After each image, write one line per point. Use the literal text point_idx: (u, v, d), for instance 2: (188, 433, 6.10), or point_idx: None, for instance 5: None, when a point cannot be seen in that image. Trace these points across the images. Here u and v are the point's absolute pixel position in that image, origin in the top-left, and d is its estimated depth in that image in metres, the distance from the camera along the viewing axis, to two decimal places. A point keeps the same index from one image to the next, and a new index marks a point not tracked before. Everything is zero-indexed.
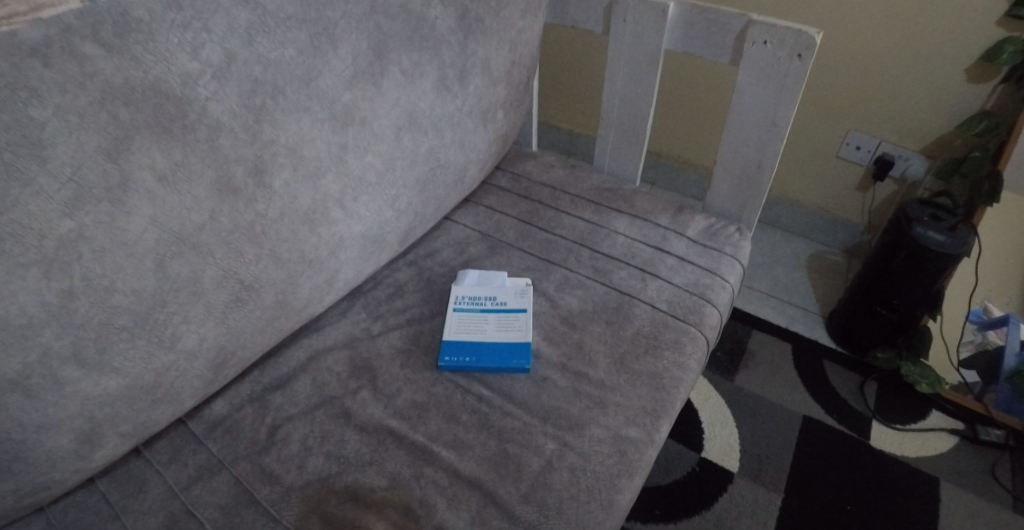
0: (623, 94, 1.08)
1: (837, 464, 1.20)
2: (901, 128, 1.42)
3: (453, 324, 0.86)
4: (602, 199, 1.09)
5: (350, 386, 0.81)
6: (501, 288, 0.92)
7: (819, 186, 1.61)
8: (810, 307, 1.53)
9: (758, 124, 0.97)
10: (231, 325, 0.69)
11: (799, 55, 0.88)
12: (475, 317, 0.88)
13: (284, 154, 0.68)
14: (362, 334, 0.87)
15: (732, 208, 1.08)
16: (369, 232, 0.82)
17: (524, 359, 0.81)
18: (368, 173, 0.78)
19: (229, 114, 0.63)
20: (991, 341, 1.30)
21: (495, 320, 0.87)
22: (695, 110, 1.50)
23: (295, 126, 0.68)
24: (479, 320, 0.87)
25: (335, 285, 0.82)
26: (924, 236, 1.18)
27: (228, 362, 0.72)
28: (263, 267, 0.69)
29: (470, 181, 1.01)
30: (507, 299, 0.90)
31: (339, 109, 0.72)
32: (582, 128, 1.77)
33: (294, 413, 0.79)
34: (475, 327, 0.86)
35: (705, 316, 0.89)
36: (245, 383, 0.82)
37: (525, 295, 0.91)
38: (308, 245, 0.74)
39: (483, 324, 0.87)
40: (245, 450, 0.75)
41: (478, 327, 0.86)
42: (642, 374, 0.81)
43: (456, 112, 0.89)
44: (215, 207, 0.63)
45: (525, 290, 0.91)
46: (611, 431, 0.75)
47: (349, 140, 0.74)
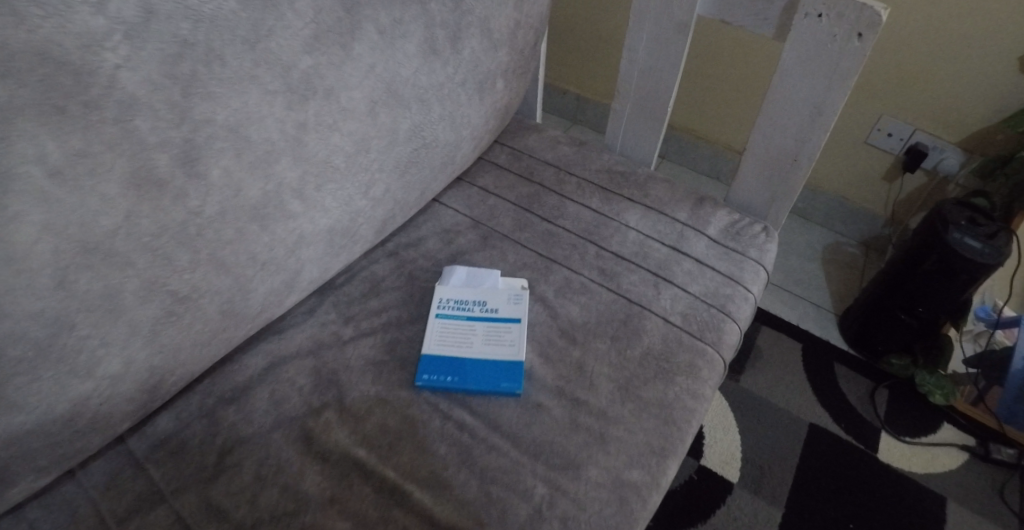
0: (644, 65, 0.93)
1: (843, 477, 1.13)
2: (940, 118, 1.28)
3: (435, 334, 0.76)
4: (612, 184, 0.95)
5: (314, 404, 0.70)
6: (492, 292, 0.80)
7: (843, 172, 1.48)
8: (823, 302, 1.43)
9: (801, 112, 0.83)
10: (164, 342, 0.58)
11: (860, 34, 0.74)
12: (461, 326, 0.77)
13: (223, 135, 0.54)
14: (330, 340, 0.76)
15: (758, 202, 0.95)
16: (337, 225, 0.69)
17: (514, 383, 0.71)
18: (334, 157, 0.64)
19: (147, 86, 0.49)
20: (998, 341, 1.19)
21: (483, 332, 0.77)
22: (726, 83, 1.34)
23: (238, 100, 0.54)
24: (466, 330, 0.77)
25: (298, 287, 0.70)
26: (959, 242, 1.07)
27: (165, 381, 0.61)
28: (202, 275, 0.57)
29: (462, 161, 0.87)
30: (499, 306, 0.79)
31: (296, 78, 0.58)
32: (593, 94, 1.61)
33: (249, 434, 0.68)
34: (461, 339, 0.76)
35: (724, 334, 0.78)
36: (195, 393, 0.72)
37: (519, 301, 0.79)
38: (261, 247, 0.61)
39: (471, 336, 0.77)
40: (191, 477, 0.66)
41: (463, 339, 0.76)
42: (649, 404, 0.70)
43: (446, 82, 0.74)
44: (132, 207, 0.50)
45: (521, 295, 0.80)
46: (610, 473, 0.65)
47: (310, 117, 0.60)
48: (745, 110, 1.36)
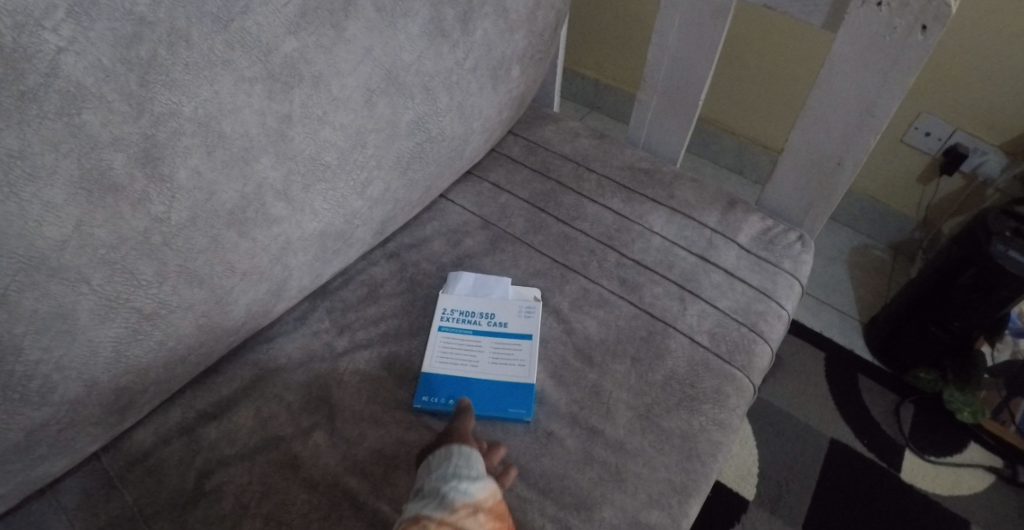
0: (674, 53, 0.84)
1: (864, 497, 1.07)
2: (985, 117, 1.18)
3: (437, 350, 0.69)
4: (635, 182, 0.87)
5: (302, 424, 0.64)
6: (501, 304, 0.74)
7: (876, 172, 1.38)
8: (848, 307, 1.36)
9: (849, 112, 0.75)
10: (130, 361, 0.52)
11: (925, 27, 0.65)
12: (467, 341, 0.71)
13: (190, 131, 0.48)
14: (323, 351, 0.70)
15: (795, 208, 0.87)
16: (330, 229, 0.62)
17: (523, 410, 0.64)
18: (325, 153, 0.57)
19: (97, 73, 0.42)
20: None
21: (491, 348, 0.70)
22: (763, 76, 1.25)
23: (208, 89, 0.47)
24: (471, 346, 0.70)
25: (285, 295, 0.63)
26: (1002, 255, 0.98)
27: (135, 400, 0.56)
28: (170, 289, 0.51)
29: (472, 155, 0.79)
30: (508, 320, 0.72)
31: (278, 64, 0.51)
32: (614, 80, 1.52)
33: (231, 456, 0.62)
34: (465, 357, 0.69)
35: (754, 356, 0.71)
36: (175, 407, 0.66)
37: (531, 314, 0.73)
38: (240, 256, 0.55)
39: (476, 353, 0.70)
40: (166, 503, 0.60)
41: (468, 357, 0.69)
42: (671, 435, 0.64)
43: (455, 68, 0.66)
44: (83, 215, 0.44)
45: (533, 308, 0.73)
46: (625, 515, 0.59)
47: (294, 108, 0.53)
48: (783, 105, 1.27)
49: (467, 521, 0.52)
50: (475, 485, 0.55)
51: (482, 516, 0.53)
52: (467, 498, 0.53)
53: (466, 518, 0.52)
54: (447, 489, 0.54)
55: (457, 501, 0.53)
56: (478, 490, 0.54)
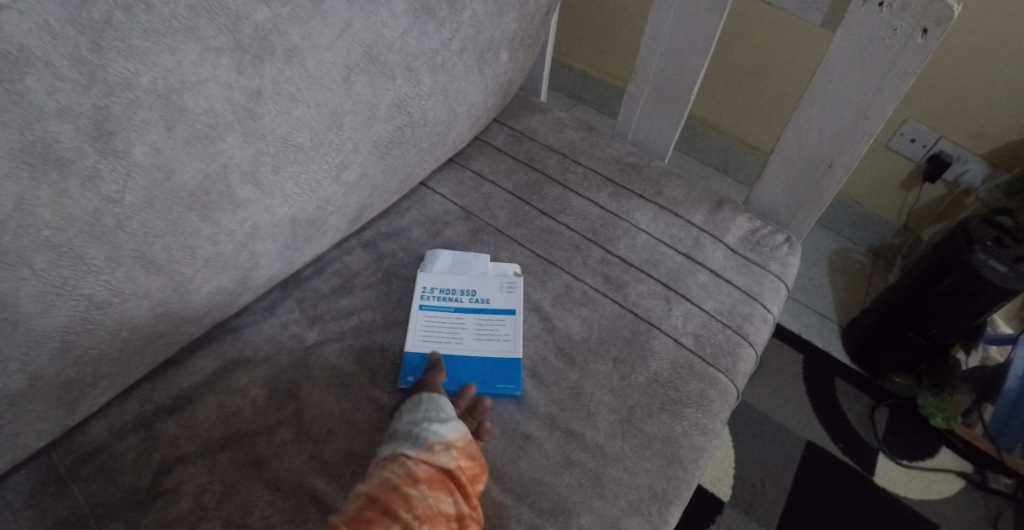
0: (668, 46, 0.82)
1: (837, 500, 1.07)
2: (970, 127, 1.18)
3: (419, 328, 0.68)
4: (623, 177, 0.85)
5: (267, 420, 0.61)
6: (482, 280, 0.73)
7: (860, 176, 1.38)
8: (827, 310, 1.36)
9: (844, 113, 0.73)
10: (79, 352, 0.48)
11: (926, 30, 0.63)
12: (449, 319, 0.70)
13: (149, 103, 0.44)
14: (291, 344, 0.66)
15: (782, 210, 0.85)
16: (301, 215, 0.59)
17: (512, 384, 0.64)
18: (297, 134, 0.53)
19: (44, 35, 0.38)
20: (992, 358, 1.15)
21: (474, 325, 0.70)
22: (757, 75, 1.23)
23: (170, 58, 0.43)
24: (454, 324, 0.69)
25: (252, 284, 0.59)
26: (983, 264, 0.98)
27: (85, 393, 0.52)
28: (125, 275, 0.47)
29: (455, 142, 0.76)
30: (490, 296, 0.72)
31: (248, 35, 0.47)
32: (603, 73, 1.49)
33: (190, 453, 0.59)
34: (448, 334, 0.68)
35: (739, 360, 0.70)
36: (132, 399, 0.62)
37: (513, 289, 0.72)
38: (202, 241, 0.51)
39: (459, 330, 0.69)
40: (119, 503, 0.56)
41: (451, 334, 0.69)
42: (653, 440, 0.62)
43: (440, 49, 0.62)
44: (25, 191, 0.40)
45: (515, 284, 0.73)
46: (603, 521, 0.57)
47: (264, 84, 0.49)
48: (774, 105, 1.26)
49: (441, 457, 0.55)
50: (446, 425, 0.57)
51: (454, 452, 0.56)
52: (440, 436, 0.56)
53: (441, 454, 0.55)
54: (420, 431, 0.57)
55: (431, 440, 0.56)
56: (449, 429, 0.57)
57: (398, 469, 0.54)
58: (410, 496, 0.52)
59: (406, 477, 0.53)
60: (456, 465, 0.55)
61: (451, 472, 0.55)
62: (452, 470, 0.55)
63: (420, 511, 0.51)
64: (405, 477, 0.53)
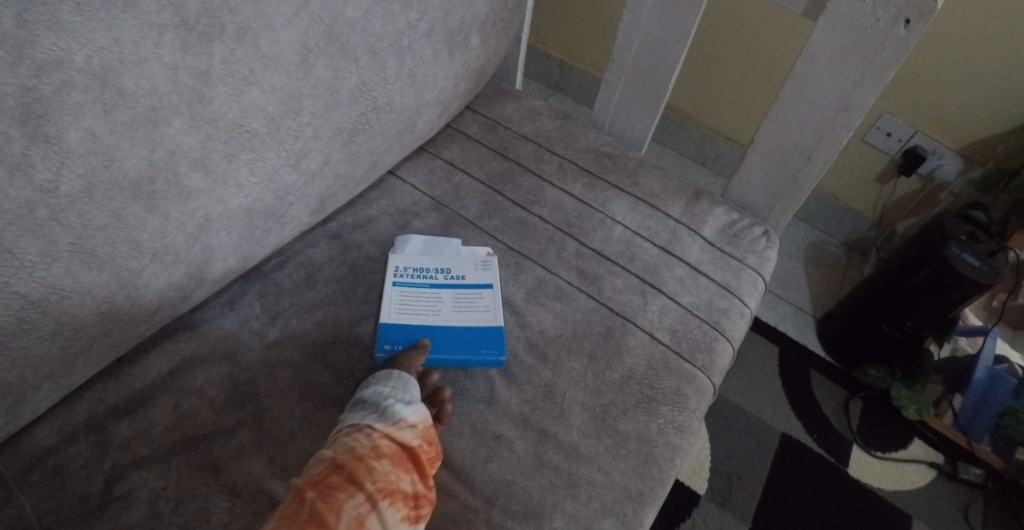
0: (645, 33, 0.79)
1: (812, 492, 1.08)
2: (945, 122, 1.18)
3: (394, 303, 0.66)
4: (599, 168, 0.83)
5: (226, 421, 0.58)
6: (455, 258, 0.71)
7: (836, 169, 1.38)
8: (803, 302, 1.36)
9: (823, 105, 0.72)
10: (14, 354, 0.44)
11: (907, 21, 0.62)
12: (425, 294, 0.68)
13: (84, 84, 0.40)
14: (252, 340, 0.63)
15: (759, 202, 0.84)
16: (258, 206, 0.55)
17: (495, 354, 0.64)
18: (251, 119, 0.50)
19: None
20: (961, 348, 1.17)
21: (451, 299, 0.69)
22: (735, 62, 1.22)
23: (106, 35, 0.40)
24: (431, 299, 0.68)
25: (207, 279, 0.56)
26: (956, 257, 0.99)
27: (25, 396, 0.48)
28: (63, 271, 0.44)
29: (424, 129, 0.73)
30: (465, 273, 0.70)
31: (193, 11, 0.44)
32: (580, 62, 1.47)
33: (143, 458, 0.55)
34: (425, 308, 0.67)
35: (715, 355, 0.68)
36: (82, 400, 0.58)
37: (488, 267, 0.71)
38: (148, 233, 0.48)
39: (437, 304, 0.68)
40: (65, 511, 0.53)
41: (428, 308, 0.67)
42: (628, 438, 0.60)
43: (406, 31, 0.60)
44: None
45: (490, 261, 0.71)
46: (577, 523, 0.55)
47: (214, 64, 0.46)
48: (751, 95, 1.25)
49: (406, 434, 0.53)
50: (413, 405, 0.55)
51: (418, 432, 0.54)
52: (405, 413, 0.54)
53: (405, 430, 0.53)
54: (387, 405, 0.54)
55: (397, 416, 0.54)
56: (416, 409, 0.55)
57: (363, 440, 0.51)
58: (375, 468, 0.50)
59: (371, 450, 0.51)
60: (419, 445, 0.53)
61: (413, 451, 0.53)
62: (413, 448, 0.53)
63: (383, 485, 0.50)
64: (370, 449, 0.51)
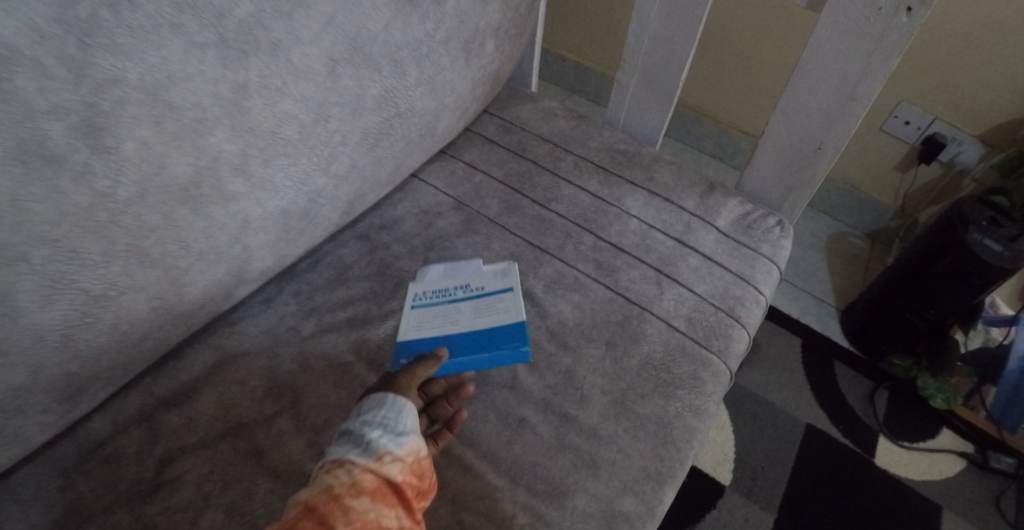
0: (654, 32, 0.82)
1: (837, 482, 1.08)
2: (964, 108, 1.18)
3: (412, 321, 0.68)
4: (613, 164, 0.86)
5: (267, 410, 0.62)
6: (475, 274, 0.73)
7: (855, 159, 1.38)
8: (826, 294, 1.36)
9: (831, 94, 0.73)
10: (77, 346, 0.49)
11: (909, 8, 0.63)
12: (444, 309, 0.69)
13: (137, 98, 0.44)
14: (288, 336, 0.67)
15: (773, 193, 0.86)
16: (292, 208, 0.59)
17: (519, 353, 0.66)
18: (285, 127, 0.54)
19: (31, 35, 0.39)
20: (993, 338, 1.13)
21: (471, 309, 0.70)
22: (741, 55, 1.24)
23: (156, 54, 0.44)
24: (449, 312, 0.69)
25: (247, 277, 0.60)
26: (978, 243, 0.98)
27: (87, 387, 0.53)
28: (120, 269, 0.48)
29: (444, 133, 0.77)
30: (484, 284, 0.72)
31: (232, 30, 0.48)
32: (594, 63, 1.50)
33: (192, 444, 0.60)
34: (443, 320, 0.69)
35: (731, 341, 0.70)
36: (133, 393, 0.63)
37: (507, 275, 0.73)
38: (195, 235, 0.52)
39: (456, 316, 0.69)
40: (121, 494, 0.57)
41: (446, 320, 0.69)
42: (646, 422, 0.63)
43: (425, 40, 0.63)
44: (18, 188, 0.40)
45: (508, 269, 0.73)
46: (598, 502, 0.58)
47: (251, 77, 0.50)
48: (759, 86, 1.26)
49: (389, 469, 0.51)
50: (401, 438, 0.54)
51: (402, 467, 0.52)
52: (391, 447, 0.53)
53: (389, 465, 0.52)
54: (372, 439, 0.53)
55: (383, 450, 0.52)
56: (404, 443, 0.54)
57: (343, 477, 0.50)
58: (353, 506, 0.48)
59: (350, 487, 0.49)
60: (403, 480, 0.52)
61: (396, 486, 0.51)
62: (397, 484, 0.51)
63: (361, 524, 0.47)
64: (349, 486, 0.49)
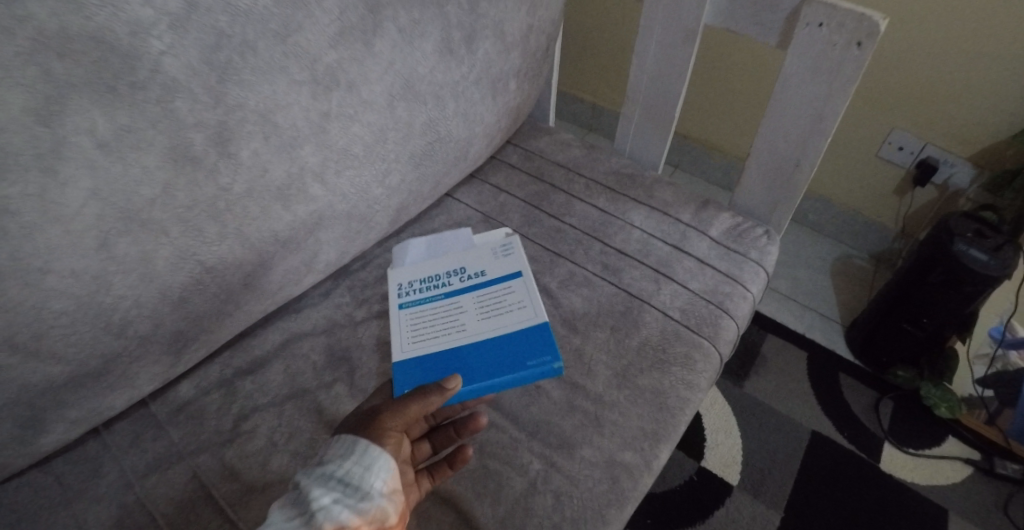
0: (653, 72, 0.97)
1: (842, 485, 1.14)
2: (952, 133, 1.28)
3: (415, 314, 0.79)
4: (619, 185, 0.99)
5: (326, 378, 0.75)
6: (471, 257, 0.86)
7: (855, 184, 1.48)
8: (830, 313, 1.44)
9: (803, 119, 0.86)
10: (191, 309, 0.63)
11: (859, 43, 0.76)
12: (444, 302, 0.81)
13: (252, 120, 0.59)
14: (344, 320, 0.81)
15: (761, 208, 0.98)
16: (354, 211, 0.74)
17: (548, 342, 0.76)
18: (354, 145, 0.69)
19: (187, 72, 0.54)
20: (1013, 361, 1.17)
21: (468, 300, 0.81)
22: (727, 91, 1.38)
23: (268, 88, 0.60)
24: (448, 305, 0.80)
25: (315, 267, 0.74)
26: (964, 254, 1.07)
27: (190, 347, 0.66)
28: (227, 249, 0.62)
29: (475, 157, 0.91)
30: (481, 270, 0.84)
31: (321, 71, 0.63)
32: (606, 102, 1.66)
33: (263, 404, 0.73)
34: (444, 312, 0.80)
35: (720, 328, 0.81)
36: (215, 364, 0.76)
37: (508, 253, 0.86)
38: (282, 226, 0.66)
39: (455, 307, 0.80)
40: (206, 441, 0.70)
41: (447, 311, 0.80)
42: (645, 391, 0.73)
43: (460, 81, 0.79)
44: (169, 180, 0.55)
45: (511, 243, 0.88)
46: (603, 454, 0.68)
47: (332, 106, 0.65)
48: (747, 116, 1.40)
49: None
50: (353, 509, 0.54)
51: None
52: (343, 516, 0.53)
53: None
54: (319, 510, 0.53)
55: (330, 520, 0.52)
56: (354, 514, 0.53)
57: None
58: None
59: None
60: None
61: None
62: None
63: None
64: None
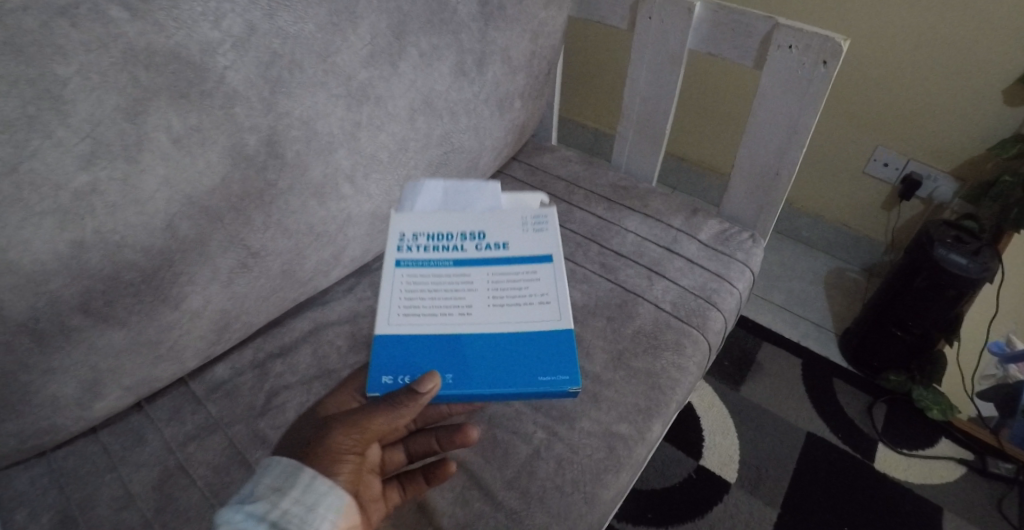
0: (644, 93, 1.07)
1: (836, 484, 1.18)
2: (933, 149, 1.37)
3: (416, 276, 0.77)
4: (616, 196, 1.08)
5: (349, 360, 0.83)
6: (496, 225, 0.83)
7: (845, 200, 1.57)
8: (824, 323, 1.50)
9: (780, 131, 0.95)
10: (236, 290, 0.72)
11: (824, 61, 0.86)
12: (452, 271, 0.78)
13: (297, 126, 0.69)
14: (365, 311, 0.89)
15: (746, 215, 1.06)
16: (378, 211, 0.83)
17: (566, 340, 0.73)
18: (380, 152, 0.79)
19: (245, 84, 0.64)
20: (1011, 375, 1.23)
21: (478, 277, 0.77)
22: (712, 112, 1.50)
23: (310, 100, 0.70)
24: (456, 276, 0.77)
25: (342, 261, 0.83)
26: (945, 258, 1.14)
27: (231, 326, 0.75)
28: (269, 237, 0.72)
29: (485, 168, 1.01)
30: (499, 243, 0.81)
31: (354, 87, 0.73)
32: (605, 125, 1.77)
33: (292, 382, 0.80)
34: (452, 283, 0.77)
35: (709, 319, 0.88)
36: (248, 348, 0.84)
37: (539, 229, 0.83)
38: (316, 220, 0.76)
39: (464, 280, 0.77)
40: (241, 414, 0.77)
41: (455, 283, 0.77)
42: (640, 372, 0.80)
43: (472, 99, 0.90)
44: (225, 174, 0.65)
45: (545, 214, 0.85)
46: (601, 426, 0.75)
47: (363, 116, 0.76)
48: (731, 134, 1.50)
49: None
50: None
51: None
52: None
53: None
54: None
55: None
56: None
57: None
58: None
59: None
60: None
61: None
62: None
63: None
64: None
